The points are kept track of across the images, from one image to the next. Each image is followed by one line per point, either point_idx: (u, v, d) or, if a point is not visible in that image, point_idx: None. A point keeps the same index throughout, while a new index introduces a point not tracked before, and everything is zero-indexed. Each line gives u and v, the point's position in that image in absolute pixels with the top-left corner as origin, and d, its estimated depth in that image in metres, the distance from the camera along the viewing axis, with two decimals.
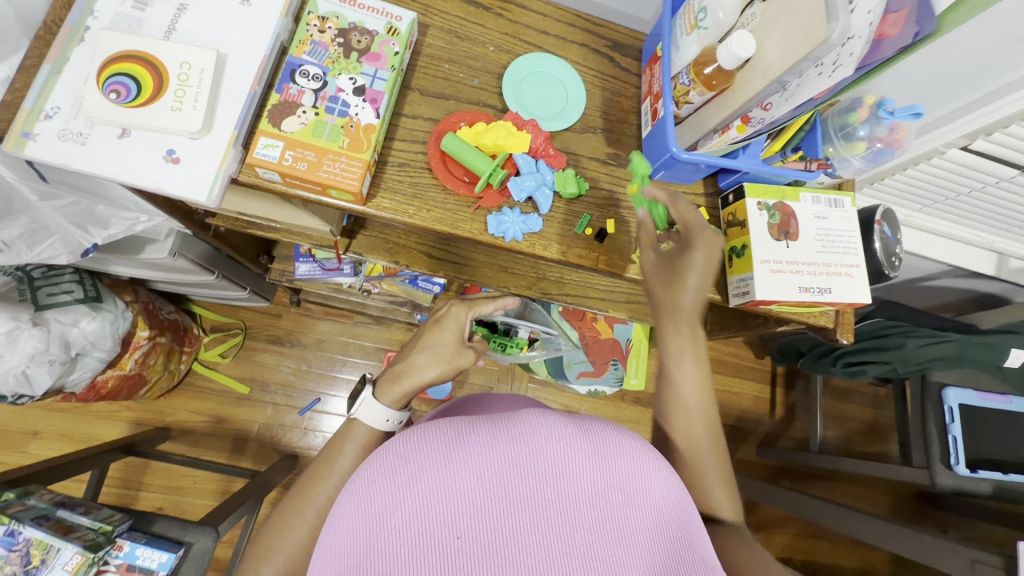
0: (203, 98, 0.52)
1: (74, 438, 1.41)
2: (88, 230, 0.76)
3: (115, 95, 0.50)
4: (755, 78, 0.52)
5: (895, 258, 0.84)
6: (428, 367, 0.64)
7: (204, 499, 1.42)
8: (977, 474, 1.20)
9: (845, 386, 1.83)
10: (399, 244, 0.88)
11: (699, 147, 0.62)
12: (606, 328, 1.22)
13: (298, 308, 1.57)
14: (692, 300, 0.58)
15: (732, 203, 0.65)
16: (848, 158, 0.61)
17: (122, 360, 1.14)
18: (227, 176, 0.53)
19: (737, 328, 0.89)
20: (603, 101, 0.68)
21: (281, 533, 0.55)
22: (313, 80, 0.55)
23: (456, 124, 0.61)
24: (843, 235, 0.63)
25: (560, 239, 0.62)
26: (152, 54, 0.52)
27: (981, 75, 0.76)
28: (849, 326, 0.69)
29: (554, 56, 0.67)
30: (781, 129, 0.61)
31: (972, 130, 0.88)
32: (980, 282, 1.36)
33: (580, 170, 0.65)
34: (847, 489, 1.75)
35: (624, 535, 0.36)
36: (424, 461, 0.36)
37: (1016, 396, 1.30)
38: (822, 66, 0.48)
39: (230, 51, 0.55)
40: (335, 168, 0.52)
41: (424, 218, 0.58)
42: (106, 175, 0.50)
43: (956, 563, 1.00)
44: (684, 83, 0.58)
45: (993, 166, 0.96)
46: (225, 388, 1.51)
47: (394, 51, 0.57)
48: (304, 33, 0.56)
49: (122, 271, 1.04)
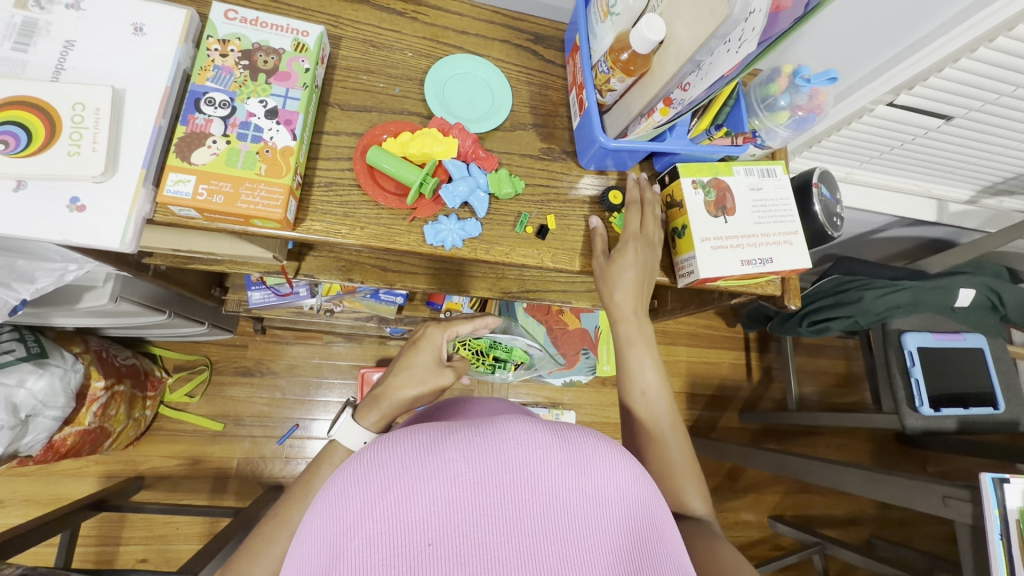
0: (103, 139, 0.49)
1: (41, 502, 1.34)
2: (13, 287, 0.72)
3: (2, 146, 0.47)
4: (669, 59, 0.52)
5: (836, 218, 0.86)
6: (407, 389, 0.62)
7: (190, 544, 1.37)
8: (941, 412, 1.26)
9: (815, 342, 1.88)
10: (351, 261, 0.85)
11: (629, 133, 0.61)
12: (574, 318, 1.22)
13: (265, 335, 1.53)
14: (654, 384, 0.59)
15: (668, 184, 0.65)
16: (774, 128, 0.63)
17: (80, 415, 1.08)
18: (141, 217, 0.50)
19: (695, 305, 0.90)
20: (529, 96, 0.67)
21: (253, 559, 0.52)
22: (220, 107, 0.52)
23: (380, 136, 0.59)
24: (778, 204, 0.64)
25: (503, 240, 0.62)
26: (41, 99, 0.49)
27: (892, 30, 0.79)
28: (796, 291, 0.70)
29: (475, 55, 0.66)
30: (705, 107, 0.62)
31: (893, 86, 0.91)
32: (926, 228, 1.41)
33: (515, 169, 0.64)
34: (828, 442, 1.81)
35: (597, 541, 0.36)
36: (398, 468, 0.35)
37: (969, 333, 1.35)
38: (729, 42, 0.48)
39: (127, 86, 0.52)
40: (254, 197, 0.50)
41: (361, 236, 0.57)
42: (5, 231, 0.47)
43: (928, 500, 1.05)
44: (604, 71, 0.58)
45: (920, 118, 1.00)
46: (197, 428, 1.46)
47: (304, 68, 0.55)
48: (205, 58, 0.54)
49: (65, 322, 0.99)
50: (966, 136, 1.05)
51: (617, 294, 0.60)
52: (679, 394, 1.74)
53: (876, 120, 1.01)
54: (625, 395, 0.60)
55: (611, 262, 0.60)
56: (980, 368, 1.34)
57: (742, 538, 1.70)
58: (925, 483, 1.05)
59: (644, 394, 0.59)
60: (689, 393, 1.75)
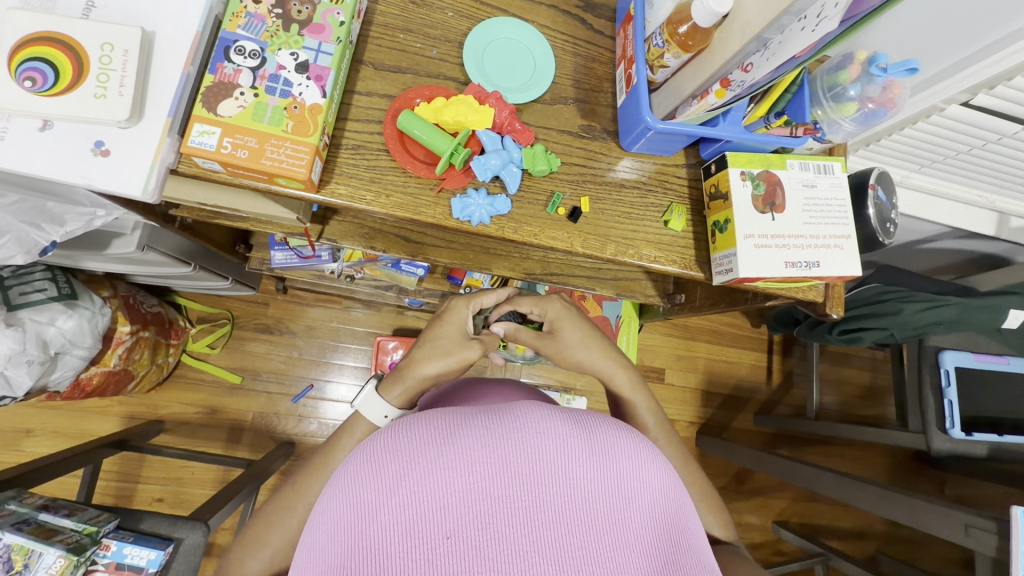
0: (129, 83, 0.47)
1: (68, 435, 1.40)
2: (43, 228, 0.72)
3: (30, 83, 0.45)
4: (733, 36, 0.47)
5: (890, 224, 0.81)
6: (429, 361, 0.60)
7: (204, 488, 1.43)
8: (973, 437, 1.20)
9: (843, 351, 1.81)
10: (375, 228, 0.84)
11: (677, 116, 0.57)
12: (596, 306, 1.20)
13: (286, 295, 1.54)
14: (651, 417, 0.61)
15: (714, 174, 0.60)
16: (839, 121, 0.58)
17: (106, 356, 1.11)
18: (164, 167, 0.49)
19: (726, 304, 0.86)
20: (574, 68, 0.63)
21: (271, 527, 0.53)
22: (250, 57, 0.50)
23: (413, 100, 0.56)
24: (832, 204, 0.60)
25: (532, 220, 0.59)
26: (70, 36, 0.47)
27: (982, 22, 0.71)
28: (840, 299, 0.65)
29: (518, 20, 0.62)
30: (765, 92, 0.58)
31: (972, 84, 0.82)
32: (980, 242, 1.32)
33: (552, 145, 0.61)
34: (844, 453, 1.75)
35: (623, 537, 0.34)
36: (412, 454, 0.34)
37: (1015, 357, 1.27)
38: (805, 20, 0.43)
39: (157, 29, 0.50)
40: (279, 154, 0.48)
41: (386, 205, 0.54)
42: (29, 170, 0.46)
43: (948, 526, 1.01)
44: (658, 45, 0.54)
45: (996, 122, 0.91)
46: (217, 379, 1.49)
47: (339, 21, 0.52)
48: (237, 5, 0.51)
49: (94, 266, 1.01)
50: None
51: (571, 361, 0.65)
52: (695, 391, 1.71)
53: (945, 121, 0.93)
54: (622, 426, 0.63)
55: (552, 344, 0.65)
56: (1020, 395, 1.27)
57: (744, 540, 1.68)
58: (949, 508, 1.01)
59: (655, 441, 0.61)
60: (706, 390, 1.71)
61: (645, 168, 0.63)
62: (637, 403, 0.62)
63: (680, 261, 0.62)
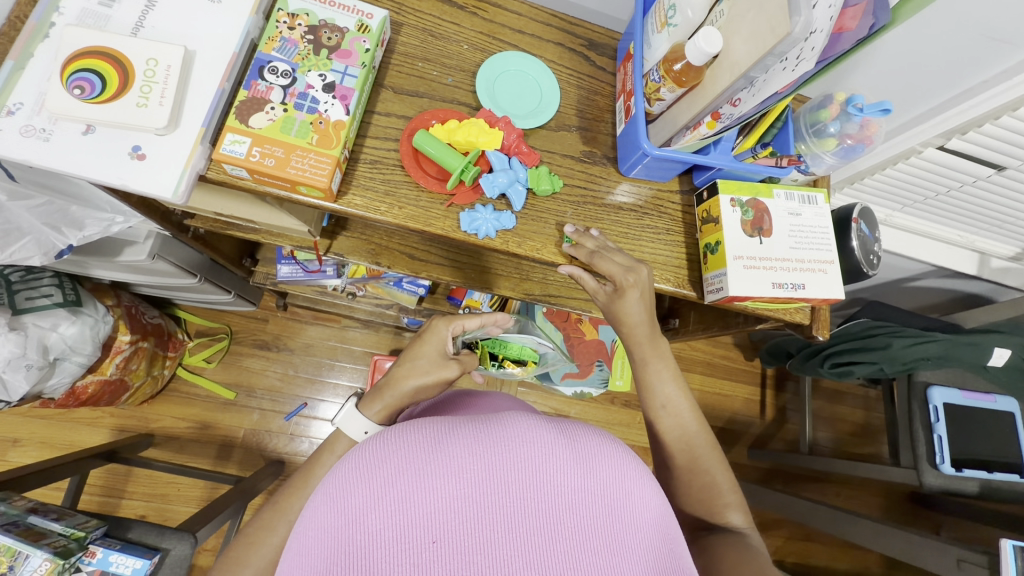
0: (170, 94, 0.51)
1: (55, 446, 1.38)
2: (62, 232, 0.75)
3: (79, 91, 0.49)
4: (722, 74, 0.52)
5: (873, 256, 0.84)
6: (409, 378, 0.63)
7: (189, 506, 1.40)
8: (963, 473, 1.20)
9: (836, 387, 1.83)
10: (380, 245, 0.87)
11: (672, 144, 0.62)
12: (591, 329, 1.23)
13: (286, 312, 1.56)
14: (681, 403, 0.59)
15: (706, 200, 0.65)
16: (820, 155, 0.63)
17: (103, 364, 1.12)
18: (194, 172, 0.52)
19: (719, 328, 0.88)
20: (577, 99, 0.68)
21: (252, 547, 0.53)
22: (282, 76, 0.55)
23: (428, 122, 0.61)
24: (816, 231, 0.64)
25: (535, 236, 0.62)
26: (119, 51, 0.51)
27: (952, 72, 0.78)
28: (826, 323, 0.68)
29: (527, 54, 0.67)
30: (752, 125, 0.62)
31: (947, 129, 0.89)
32: (964, 282, 1.36)
33: (555, 168, 0.65)
34: (838, 490, 1.75)
35: (607, 541, 0.34)
36: (402, 461, 0.34)
37: (1001, 396, 1.30)
38: (786, 61, 0.48)
39: (198, 48, 0.54)
40: (303, 164, 0.52)
41: (397, 216, 0.58)
42: (69, 170, 0.49)
43: (940, 561, 1.00)
44: (654, 80, 0.59)
45: (970, 166, 0.97)
46: (210, 394, 1.49)
47: (365, 48, 0.57)
48: (273, 30, 0.56)
49: (101, 274, 1.02)
50: (1014, 191, 1.02)
51: (624, 324, 0.62)
52: None
53: (922, 163, 0.99)
54: (650, 411, 0.60)
55: (614, 301, 0.61)
56: (1008, 434, 1.29)
57: None
58: (938, 542, 1.01)
59: (666, 406, 0.59)
60: None
61: (644, 195, 0.67)
62: (665, 387, 0.59)
63: (674, 280, 0.66)
